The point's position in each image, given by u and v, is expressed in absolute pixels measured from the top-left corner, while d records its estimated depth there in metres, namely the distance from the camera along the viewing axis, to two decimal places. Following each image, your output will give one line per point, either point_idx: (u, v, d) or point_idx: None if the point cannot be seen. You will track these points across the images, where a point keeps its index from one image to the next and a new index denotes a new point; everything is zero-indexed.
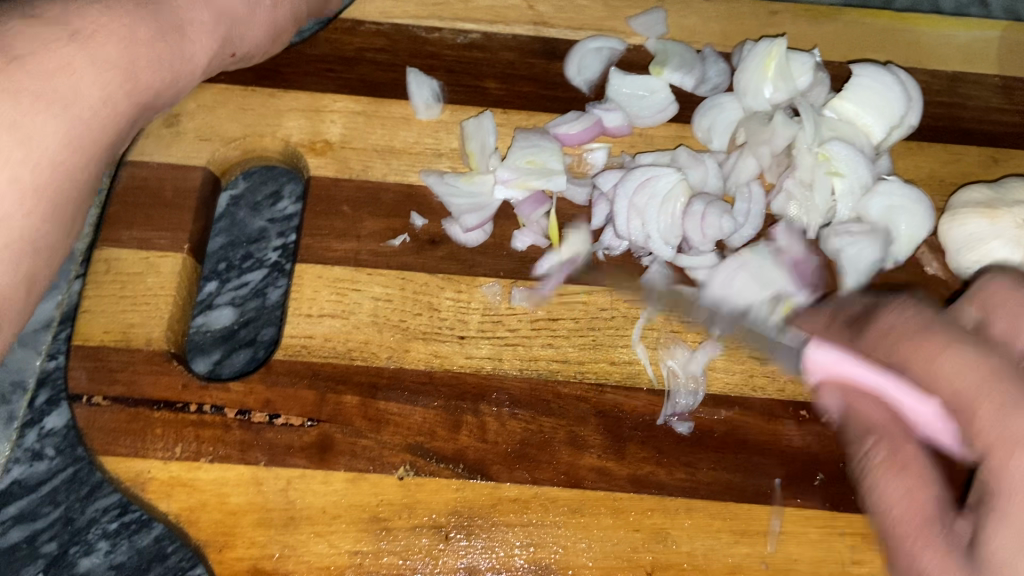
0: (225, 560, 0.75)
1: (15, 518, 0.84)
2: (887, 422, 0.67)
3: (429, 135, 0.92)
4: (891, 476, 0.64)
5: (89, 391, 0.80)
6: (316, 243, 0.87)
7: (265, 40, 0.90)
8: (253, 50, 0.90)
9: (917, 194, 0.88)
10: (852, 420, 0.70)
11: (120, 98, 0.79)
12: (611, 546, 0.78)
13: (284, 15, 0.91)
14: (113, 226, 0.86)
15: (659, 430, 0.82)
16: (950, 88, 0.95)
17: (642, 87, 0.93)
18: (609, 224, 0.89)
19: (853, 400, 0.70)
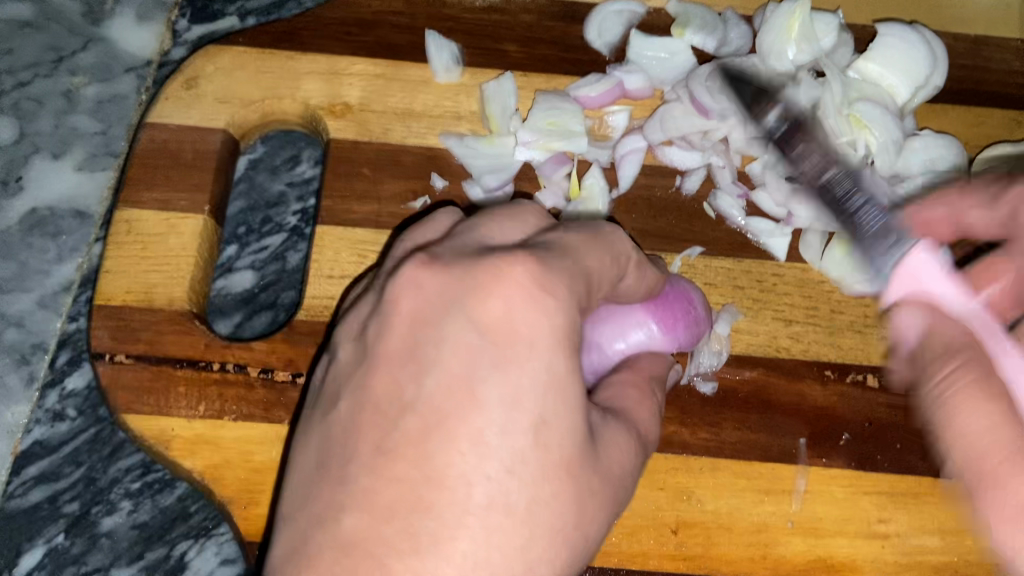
0: (251, 516, 0.77)
1: (36, 478, 0.86)
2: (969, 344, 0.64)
3: (449, 98, 0.91)
4: (988, 407, 0.59)
5: (112, 350, 0.80)
6: (337, 205, 0.87)
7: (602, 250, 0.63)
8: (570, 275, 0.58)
9: (961, 155, 0.88)
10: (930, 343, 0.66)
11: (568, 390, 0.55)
12: (636, 504, 0.78)
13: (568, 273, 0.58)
14: (134, 187, 0.86)
15: (683, 391, 0.81)
16: (973, 51, 0.94)
17: (664, 49, 0.92)
18: (633, 185, 0.88)
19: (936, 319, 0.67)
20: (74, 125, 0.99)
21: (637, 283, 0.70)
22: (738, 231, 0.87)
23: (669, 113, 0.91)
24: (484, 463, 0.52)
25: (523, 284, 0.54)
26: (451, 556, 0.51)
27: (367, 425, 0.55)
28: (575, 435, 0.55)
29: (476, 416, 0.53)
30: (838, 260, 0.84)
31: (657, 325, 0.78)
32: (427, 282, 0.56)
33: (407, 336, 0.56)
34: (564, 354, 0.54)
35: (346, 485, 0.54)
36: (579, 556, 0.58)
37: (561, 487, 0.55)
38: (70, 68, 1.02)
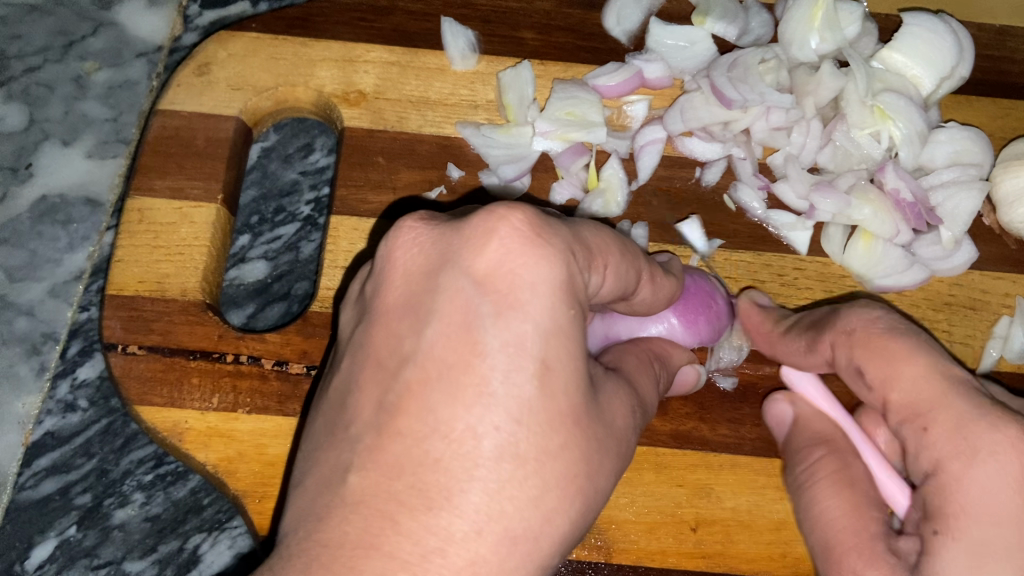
0: (265, 510, 0.76)
1: (48, 470, 0.85)
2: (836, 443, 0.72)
3: (465, 87, 0.90)
4: (838, 492, 0.68)
5: (124, 340, 0.79)
6: (351, 194, 0.85)
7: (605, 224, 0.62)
8: (574, 233, 0.56)
9: (988, 148, 0.86)
10: (801, 430, 0.75)
11: (574, 339, 0.53)
12: (655, 501, 0.77)
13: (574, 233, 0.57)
14: (146, 175, 0.84)
15: (703, 387, 0.80)
16: (999, 41, 0.92)
17: (684, 38, 0.90)
18: (651, 176, 0.87)
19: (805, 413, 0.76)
20: (84, 112, 0.98)
21: (653, 294, 0.70)
22: (758, 224, 0.85)
23: (689, 103, 0.88)
24: (489, 413, 0.51)
25: (518, 229, 0.52)
26: (462, 508, 0.49)
27: (369, 381, 0.54)
28: (577, 383, 0.54)
29: (478, 366, 0.51)
30: (860, 255, 0.84)
31: (678, 319, 0.78)
32: (424, 238, 0.56)
33: (405, 290, 0.55)
34: (564, 301, 0.53)
35: (352, 443, 0.53)
36: (591, 509, 0.57)
37: (568, 436, 0.54)
38: (80, 53, 1.00)
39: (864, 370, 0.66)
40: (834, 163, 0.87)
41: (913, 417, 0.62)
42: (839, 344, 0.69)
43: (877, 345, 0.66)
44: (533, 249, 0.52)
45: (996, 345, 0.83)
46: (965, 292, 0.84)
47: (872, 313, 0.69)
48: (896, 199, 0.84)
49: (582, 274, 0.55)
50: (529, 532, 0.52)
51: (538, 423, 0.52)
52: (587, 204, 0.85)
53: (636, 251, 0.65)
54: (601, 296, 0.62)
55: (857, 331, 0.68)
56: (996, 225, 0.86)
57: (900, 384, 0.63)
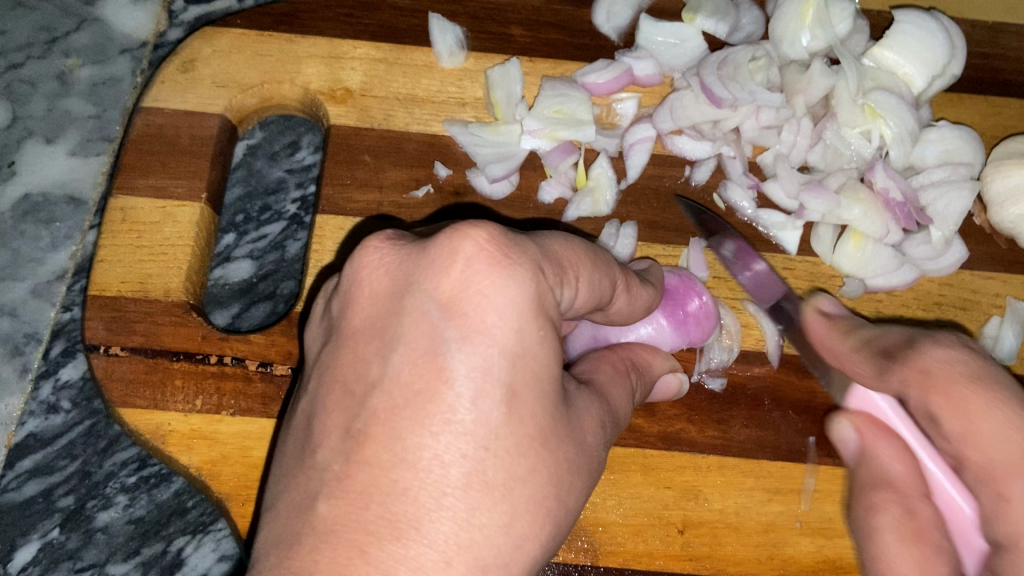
0: (248, 513, 0.75)
1: (30, 472, 0.84)
2: (904, 477, 0.67)
3: (453, 84, 0.89)
4: (911, 547, 0.65)
5: (107, 342, 0.78)
6: (337, 193, 0.84)
7: (575, 236, 0.61)
8: (542, 249, 0.56)
9: (978, 148, 0.85)
10: (868, 462, 0.70)
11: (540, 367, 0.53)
12: (643, 503, 0.77)
13: (543, 250, 0.56)
14: (128, 173, 0.83)
15: (691, 388, 0.80)
16: (991, 39, 0.91)
17: (674, 35, 0.89)
18: (641, 175, 0.86)
19: (871, 439, 0.70)
20: (68, 109, 0.97)
21: (630, 304, 0.69)
22: (747, 224, 0.85)
23: (679, 102, 0.87)
24: (456, 440, 0.51)
25: (482, 250, 0.52)
26: (431, 538, 0.49)
27: (336, 406, 0.54)
28: (546, 406, 0.54)
29: (445, 394, 0.51)
30: (850, 255, 0.83)
31: (667, 320, 0.78)
32: (389, 258, 0.55)
33: (371, 311, 0.55)
34: (531, 322, 0.52)
35: (320, 470, 0.52)
36: (562, 528, 0.57)
37: (537, 459, 0.53)
38: (64, 49, 0.99)
39: (940, 417, 0.60)
40: (825, 163, 0.86)
41: (990, 482, 0.58)
42: (910, 381, 0.62)
43: (956, 393, 0.58)
44: (496, 272, 0.52)
45: (986, 345, 0.82)
46: (955, 292, 0.83)
47: (947, 351, 0.61)
48: (886, 198, 0.83)
49: (552, 291, 0.55)
50: (500, 559, 0.52)
51: (505, 453, 0.52)
52: (575, 204, 0.85)
53: (610, 263, 0.64)
54: (575, 310, 0.61)
55: (932, 370, 0.60)
56: (987, 225, 0.86)
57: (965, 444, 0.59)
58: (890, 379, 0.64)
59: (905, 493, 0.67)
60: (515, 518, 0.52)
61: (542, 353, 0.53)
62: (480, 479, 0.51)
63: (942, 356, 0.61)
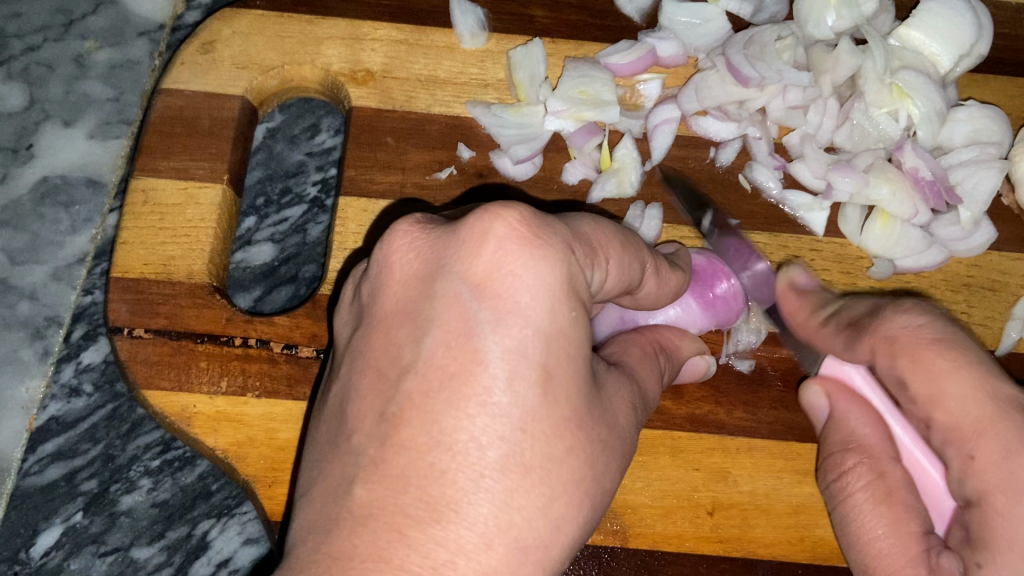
0: (274, 496, 0.74)
1: (52, 456, 0.84)
2: (873, 440, 0.68)
3: (475, 65, 0.88)
4: (882, 508, 0.67)
5: (130, 324, 0.77)
6: (360, 175, 0.84)
7: (602, 220, 0.60)
8: (571, 231, 0.55)
9: (1005, 127, 0.84)
10: (836, 428, 0.71)
11: (573, 350, 0.52)
12: (671, 485, 0.76)
13: (573, 232, 0.55)
14: (149, 155, 0.82)
15: (719, 370, 0.79)
16: (1015, 19, 0.90)
17: (698, 15, 0.88)
18: (666, 156, 0.85)
19: (842, 406, 0.71)
20: (86, 92, 0.96)
21: (657, 289, 0.69)
22: (774, 204, 0.84)
23: (704, 81, 0.87)
24: (493, 422, 0.50)
25: (514, 230, 0.51)
26: (470, 521, 0.48)
27: (368, 390, 0.53)
28: (580, 388, 0.53)
29: (481, 375, 0.50)
30: (878, 236, 0.82)
31: (696, 303, 0.78)
32: (418, 241, 0.54)
33: (401, 294, 0.54)
34: (565, 302, 0.51)
35: (356, 454, 0.51)
36: (598, 508, 0.56)
37: (574, 441, 0.53)
38: (80, 32, 0.98)
39: (906, 382, 0.61)
40: (853, 143, 0.85)
41: (960, 442, 0.59)
42: (879, 350, 0.64)
43: (922, 357, 0.60)
44: (527, 252, 0.51)
45: (1015, 327, 0.81)
46: (983, 273, 0.83)
47: (916, 317, 0.62)
48: (915, 177, 0.82)
49: (583, 271, 0.54)
50: (539, 541, 0.51)
51: (541, 438, 0.51)
52: (600, 186, 0.84)
53: (639, 246, 0.63)
54: (604, 293, 0.60)
55: (900, 338, 0.62)
56: (1016, 205, 0.85)
57: (943, 405, 0.59)
58: (857, 349, 0.66)
59: (875, 456, 0.68)
60: (551, 502, 0.51)
61: (575, 336, 0.52)
62: (518, 461, 0.50)
63: (905, 320, 0.63)
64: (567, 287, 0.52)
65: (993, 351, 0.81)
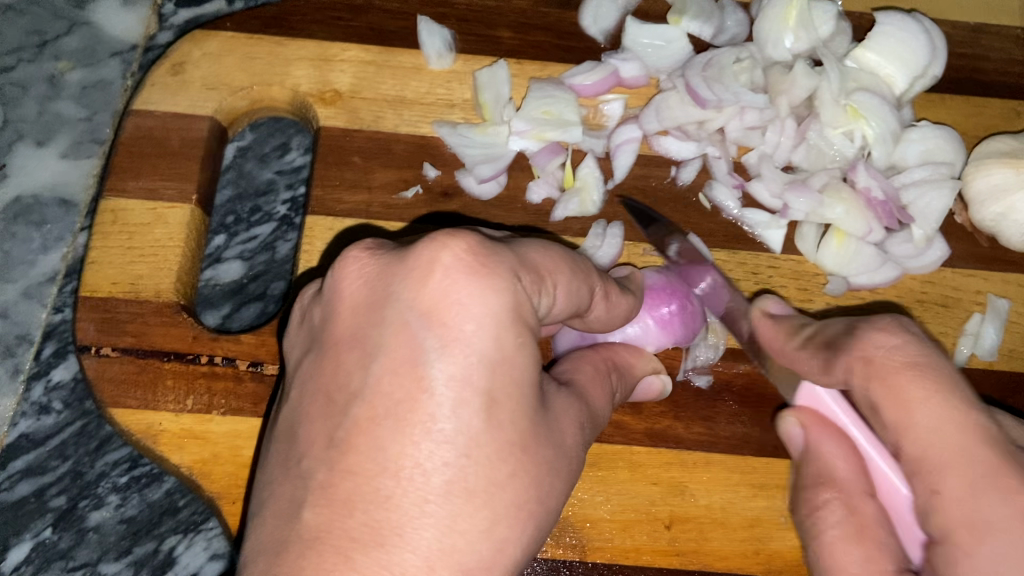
0: (238, 512, 0.76)
1: (23, 472, 0.85)
2: (846, 474, 0.68)
3: (441, 85, 0.90)
4: (855, 544, 0.67)
5: (98, 342, 0.78)
6: (326, 194, 0.85)
7: (551, 246, 0.62)
8: (519, 258, 0.57)
9: (960, 147, 0.87)
10: (813, 457, 0.70)
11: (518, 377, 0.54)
12: (629, 499, 0.77)
13: (520, 258, 0.57)
14: (120, 175, 0.84)
15: (676, 385, 0.81)
16: (972, 39, 0.92)
17: (660, 37, 0.90)
18: (628, 175, 0.87)
19: (816, 435, 0.70)
20: (59, 112, 0.97)
21: (608, 312, 0.70)
22: (733, 223, 0.86)
23: (665, 102, 0.89)
24: (438, 449, 0.51)
25: (461, 259, 0.53)
26: (414, 545, 0.50)
27: (318, 415, 0.54)
28: (525, 413, 0.55)
29: (426, 403, 0.51)
30: (834, 254, 0.84)
31: (654, 321, 0.80)
32: (369, 268, 0.56)
33: (352, 320, 0.55)
34: (511, 330, 0.53)
35: (304, 480, 0.53)
36: (542, 528, 0.57)
37: (517, 465, 0.54)
38: (54, 53, 1.00)
39: (879, 406, 0.60)
40: (809, 163, 0.87)
41: (924, 475, 0.58)
42: (854, 370, 0.62)
43: (895, 382, 0.59)
44: (473, 281, 0.53)
45: (968, 342, 0.83)
46: (937, 289, 0.85)
47: (891, 338, 0.61)
48: (868, 197, 0.84)
49: (530, 297, 0.56)
50: (482, 563, 0.53)
51: (485, 463, 0.53)
52: (563, 205, 0.86)
53: (588, 270, 0.65)
54: (553, 317, 0.62)
55: (875, 359, 0.60)
56: (968, 223, 0.87)
57: (911, 430, 0.58)
58: (834, 371, 0.65)
59: (847, 491, 0.68)
60: (492, 523, 0.53)
61: (521, 363, 0.54)
62: (461, 486, 0.52)
63: (879, 338, 0.61)
64: (513, 313, 0.53)
65: None
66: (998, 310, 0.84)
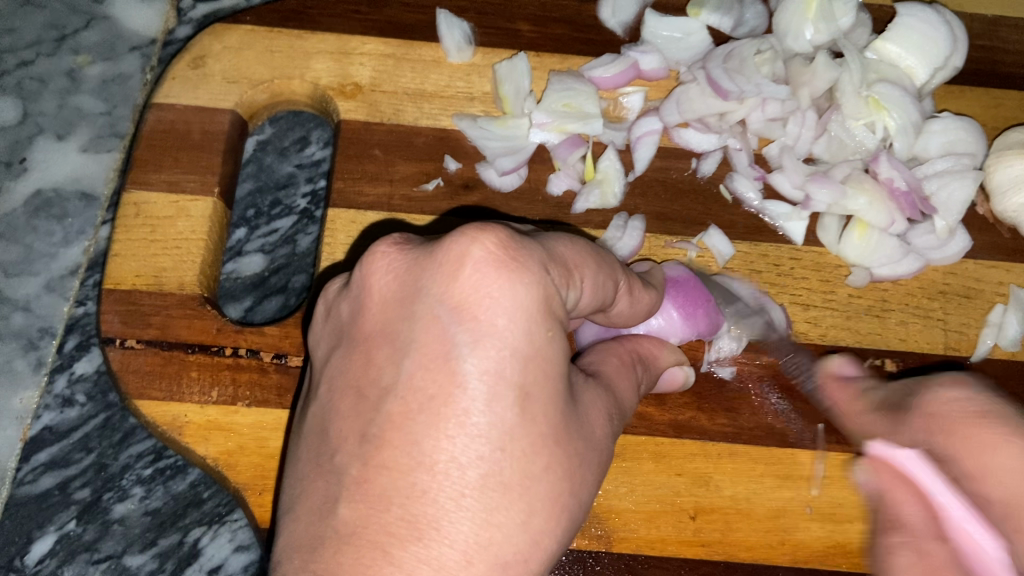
0: (265, 503, 0.76)
1: (46, 465, 0.85)
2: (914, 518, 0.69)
3: (461, 78, 0.90)
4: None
5: (122, 335, 0.78)
6: (348, 186, 0.85)
7: (575, 239, 0.62)
8: (546, 251, 0.56)
9: (981, 138, 0.87)
10: (890, 502, 0.72)
11: (551, 374, 0.53)
12: (654, 490, 0.78)
13: (548, 252, 0.57)
14: (141, 169, 0.84)
15: (700, 376, 0.81)
16: (990, 31, 0.92)
17: (680, 29, 0.90)
18: (648, 167, 0.87)
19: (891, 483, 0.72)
20: (78, 106, 0.97)
21: (630, 307, 0.70)
22: (755, 215, 0.86)
23: (685, 94, 0.89)
24: (472, 443, 0.51)
25: (491, 253, 0.52)
26: (451, 538, 0.50)
27: (350, 411, 0.54)
28: (557, 406, 0.54)
29: (459, 397, 0.51)
30: (855, 245, 0.84)
31: (678, 312, 0.79)
32: (396, 262, 0.56)
33: (380, 315, 0.55)
34: (541, 323, 0.53)
35: (338, 474, 0.53)
36: (575, 519, 0.57)
37: (551, 458, 0.54)
38: (73, 47, 1.00)
39: (936, 454, 0.67)
40: (830, 156, 0.88)
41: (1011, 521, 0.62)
42: (918, 428, 0.69)
43: (977, 434, 0.65)
44: (502, 276, 0.52)
45: (992, 333, 0.83)
46: (960, 280, 0.85)
47: (961, 392, 0.68)
48: (890, 188, 0.85)
49: (558, 290, 0.56)
50: (517, 555, 0.53)
51: (518, 458, 0.52)
52: (584, 197, 0.85)
53: (613, 264, 0.65)
54: (579, 310, 0.62)
55: (940, 412, 0.68)
56: (990, 214, 0.87)
57: (993, 477, 0.62)
58: (901, 430, 0.71)
59: (917, 535, 0.68)
60: (527, 515, 0.53)
61: (552, 359, 0.53)
62: (497, 479, 0.52)
63: (953, 395, 0.68)
64: (542, 307, 0.53)
65: (968, 357, 0.82)
66: (1021, 300, 0.84)
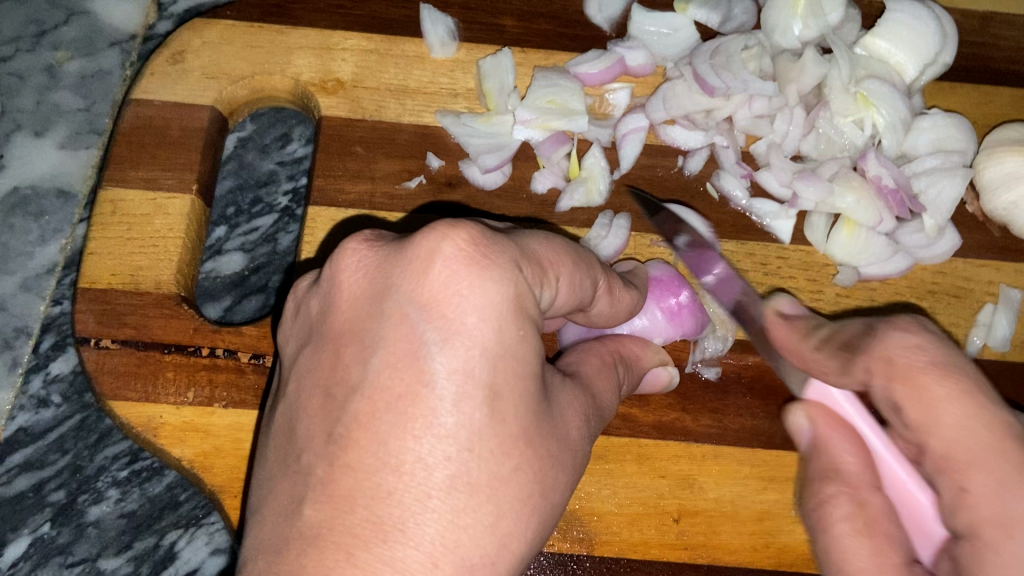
0: (240, 506, 0.75)
1: (20, 466, 0.84)
2: (848, 464, 0.63)
3: (445, 74, 0.88)
4: (862, 539, 0.60)
5: (97, 334, 0.77)
6: (329, 183, 0.84)
7: (552, 236, 0.60)
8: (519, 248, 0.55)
9: (971, 135, 0.85)
10: (818, 452, 0.66)
11: (521, 373, 0.52)
12: (637, 492, 0.76)
13: (521, 249, 0.55)
14: (118, 165, 0.83)
15: (685, 377, 0.79)
16: (981, 27, 0.91)
17: (666, 24, 0.89)
18: (634, 165, 0.86)
19: (824, 430, 0.65)
20: (57, 102, 0.96)
21: (610, 306, 0.69)
22: (742, 212, 0.84)
23: (671, 91, 0.87)
24: (440, 443, 0.50)
25: (462, 250, 0.51)
26: (417, 540, 0.49)
27: (316, 412, 0.53)
28: (528, 407, 0.53)
29: (427, 396, 0.50)
30: (843, 243, 0.83)
31: (662, 312, 0.78)
32: (367, 259, 0.55)
33: (349, 313, 0.54)
34: (512, 321, 0.52)
35: (304, 476, 0.52)
36: (548, 522, 0.56)
37: (522, 459, 0.53)
38: (52, 42, 0.98)
39: (901, 407, 0.56)
40: (817, 154, 0.87)
41: (953, 473, 0.54)
42: (874, 371, 0.58)
43: (918, 381, 0.55)
44: (473, 273, 0.51)
45: (980, 333, 0.82)
46: (949, 279, 0.84)
47: (909, 336, 0.57)
48: (878, 186, 0.83)
49: (532, 288, 0.54)
50: (486, 558, 0.51)
51: (487, 459, 0.51)
52: (568, 195, 0.84)
53: (591, 262, 0.64)
54: (555, 309, 0.60)
55: (896, 360, 0.56)
56: (980, 212, 0.86)
57: (939, 429, 0.54)
58: (852, 373, 0.61)
59: (855, 486, 0.62)
60: (495, 516, 0.52)
61: (523, 358, 0.52)
62: (465, 480, 0.51)
63: (900, 335, 0.57)
64: (514, 305, 0.52)
65: None
66: (1011, 300, 0.83)
